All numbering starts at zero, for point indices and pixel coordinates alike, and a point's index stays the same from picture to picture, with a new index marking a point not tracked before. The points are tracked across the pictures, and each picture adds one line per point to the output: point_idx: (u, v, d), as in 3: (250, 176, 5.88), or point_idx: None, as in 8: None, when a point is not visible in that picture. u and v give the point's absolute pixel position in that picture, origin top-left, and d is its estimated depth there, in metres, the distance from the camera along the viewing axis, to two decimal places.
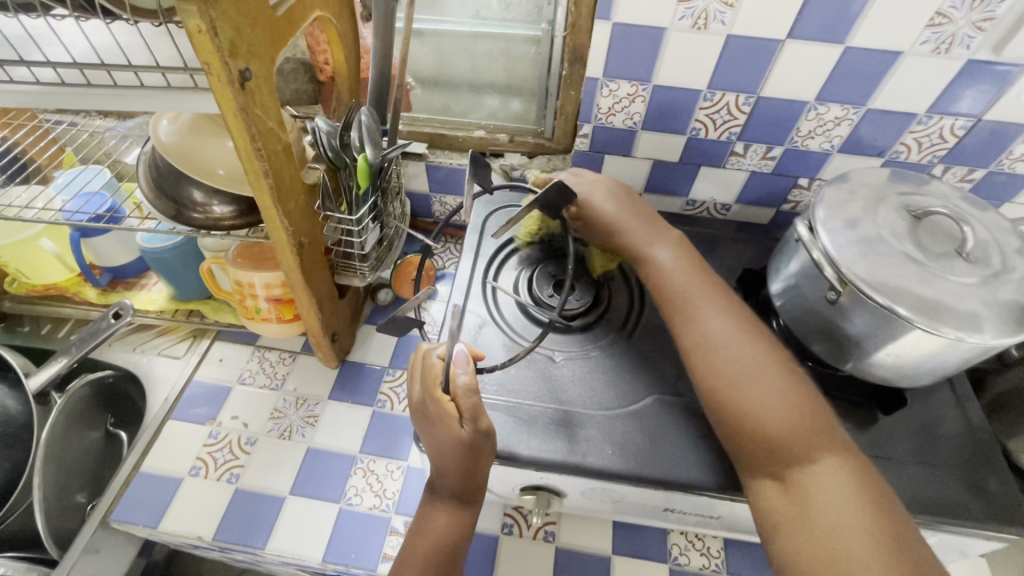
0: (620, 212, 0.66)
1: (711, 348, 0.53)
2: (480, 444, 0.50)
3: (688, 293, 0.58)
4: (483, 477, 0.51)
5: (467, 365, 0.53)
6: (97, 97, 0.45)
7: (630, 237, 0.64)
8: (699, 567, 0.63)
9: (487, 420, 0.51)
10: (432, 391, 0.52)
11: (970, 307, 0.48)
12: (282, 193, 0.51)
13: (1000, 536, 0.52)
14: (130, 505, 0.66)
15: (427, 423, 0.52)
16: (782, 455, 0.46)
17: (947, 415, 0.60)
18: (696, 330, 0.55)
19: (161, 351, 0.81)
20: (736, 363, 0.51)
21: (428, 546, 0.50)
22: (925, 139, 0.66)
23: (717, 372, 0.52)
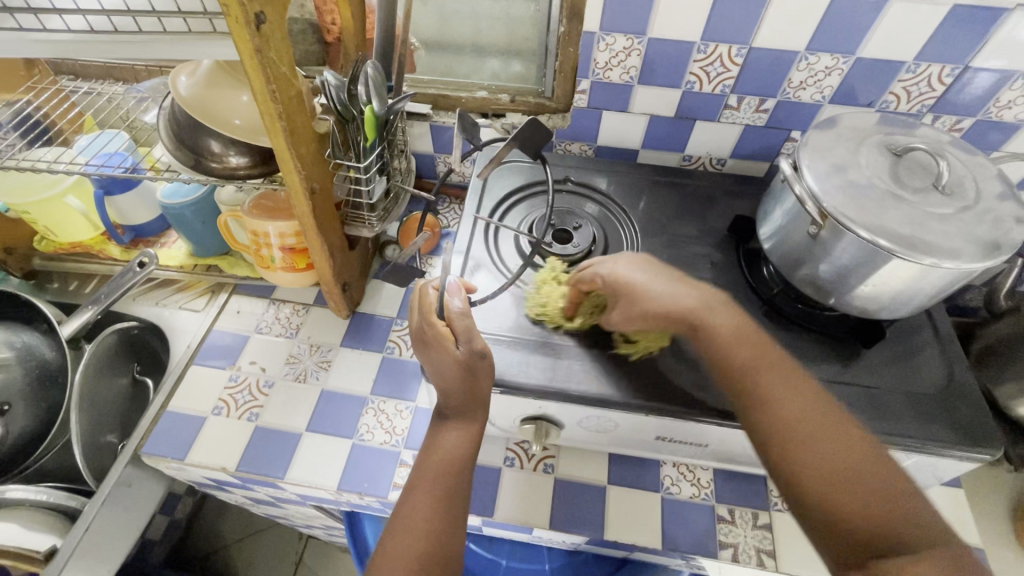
0: (705, 306, 0.55)
1: (790, 425, 0.48)
2: (476, 362, 0.54)
3: (755, 354, 0.53)
4: (482, 393, 0.55)
5: (459, 293, 0.57)
6: (124, 44, 0.49)
7: (735, 352, 0.53)
8: (689, 496, 0.67)
9: (481, 341, 0.55)
10: (428, 319, 0.56)
11: (944, 236, 0.50)
12: (295, 137, 0.54)
13: (970, 456, 0.56)
14: (159, 439, 0.71)
15: (425, 350, 0.56)
16: (783, 434, 0.48)
17: (926, 349, 0.63)
18: (793, 451, 0.47)
19: (181, 305, 0.85)
20: (790, 430, 0.48)
21: (438, 462, 0.54)
22: (913, 87, 0.68)
23: (789, 449, 0.47)
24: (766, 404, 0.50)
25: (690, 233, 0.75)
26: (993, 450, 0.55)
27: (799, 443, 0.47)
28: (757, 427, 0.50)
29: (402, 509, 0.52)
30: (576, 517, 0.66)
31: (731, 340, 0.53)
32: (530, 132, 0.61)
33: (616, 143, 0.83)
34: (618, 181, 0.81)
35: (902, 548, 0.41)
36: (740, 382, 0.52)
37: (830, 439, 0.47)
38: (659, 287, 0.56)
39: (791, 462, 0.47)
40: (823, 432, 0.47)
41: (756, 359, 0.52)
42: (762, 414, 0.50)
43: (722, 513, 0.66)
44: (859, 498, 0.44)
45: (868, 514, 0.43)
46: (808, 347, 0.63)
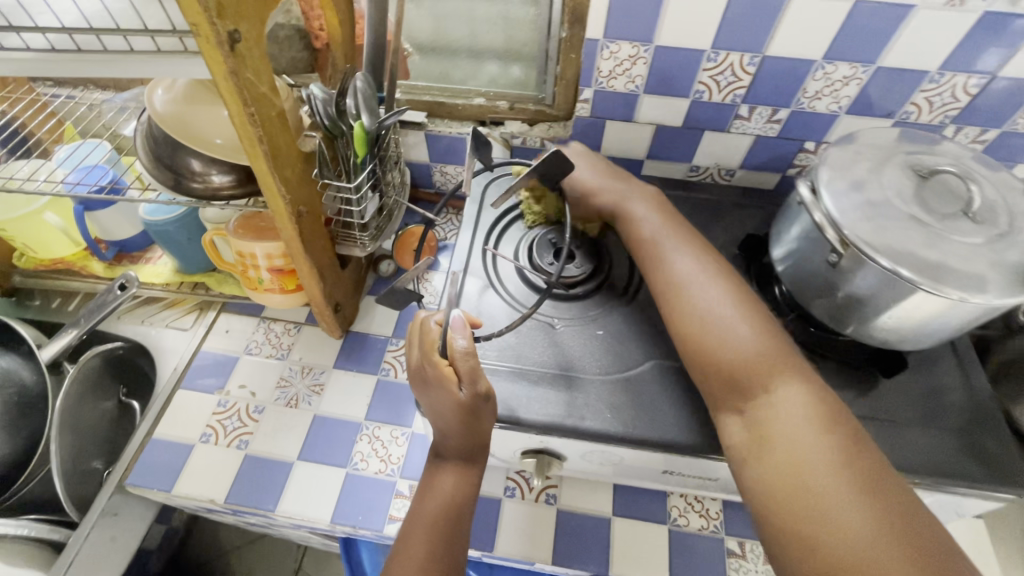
0: (628, 199, 0.65)
1: (677, 281, 0.57)
2: (480, 404, 0.51)
3: (657, 228, 0.62)
4: (484, 435, 0.52)
5: (464, 330, 0.53)
6: (89, 63, 0.45)
7: (641, 229, 0.62)
8: (697, 528, 0.65)
9: (485, 381, 0.52)
10: (429, 357, 0.53)
11: (975, 268, 0.47)
12: (278, 160, 0.51)
13: (997, 495, 0.53)
14: (144, 470, 0.68)
15: (426, 388, 0.53)
16: (672, 292, 0.56)
17: (948, 378, 0.60)
18: (686, 298, 0.55)
19: (168, 323, 0.82)
20: (684, 284, 0.56)
21: (436, 507, 0.51)
22: (936, 98, 0.64)
23: (677, 300, 0.55)
24: (659, 266, 0.59)
25: None
26: (1021, 490, 0.52)
27: (683, 298, 0.55)
28: (656, 285, 0.58)
29: (396, 560, 0.49)
30: (579, 551, 0.63)
31: (643, 219, 0.63)
32: (549, 166, 0.58)
33: (620, 153, 0.80)
34: None
35: (761, 377, 0.48)
36: (646, 254, 0.60)
37: (710, 289, 0.55)
38: (621, 190, 0.66)
39: (679, 312, 0.55)
40: (711, 284, 0.55)
41: (662, 233, 0.61)
42: (660, 273, 0.58)
43: (732, 546, 0.63)
44: (740, 334, 0.51)
45: (740, 352, 0.50)
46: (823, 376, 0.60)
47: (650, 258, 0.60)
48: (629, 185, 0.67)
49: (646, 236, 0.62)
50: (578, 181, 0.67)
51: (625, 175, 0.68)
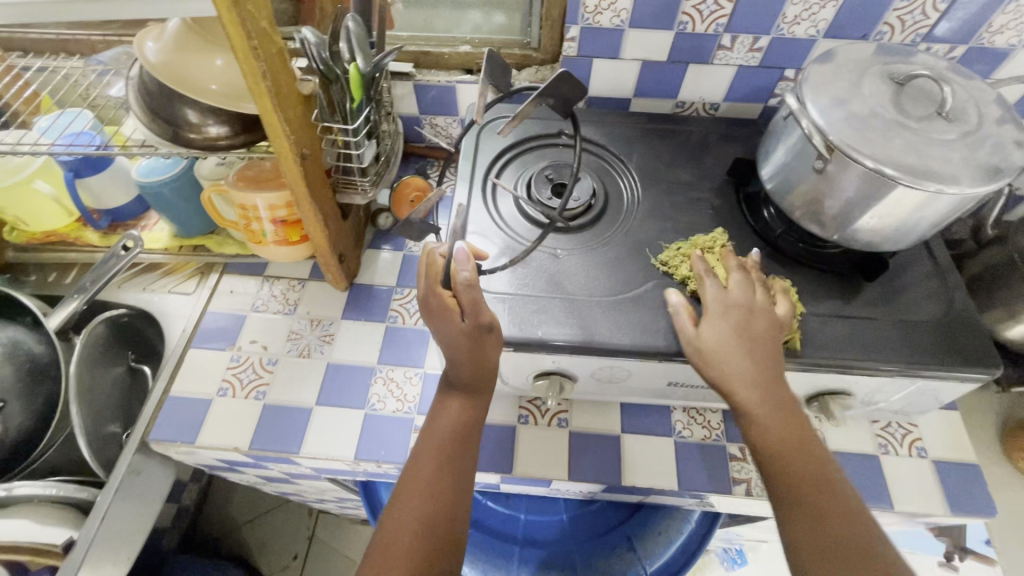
0: (768, 412, 0.53)
1: (795, 506, 0.49)
2: (484, 334, 0.54)
3: (783, 432, 0.53)
4: (491, 366, 0.55)
5: (467, 262, 0.55)
6: None
7: (771, 426, 0.53)
8: (701, 438, 0.69)
9: (488, 315, 0.55)
10: (435, 288, 0.56)
11: (948, 162, 0.51)
12: (281, 99, 0.51)
13: (971, 376, 0.58)
14: (165, 425, 0.70)
15: (432, 318, 0.56)
16: (792, 507, 0.50)
17: (924, 277, 0.65)
18: (796, 522, 0.49)
19: (170, 289, 0.82)
20: (796, 506, 0.49)
21: (443, 431, 0.55)
22: (907, 17, 0.67)
23: (795, 537, 0.48)
24: (774, 462, 0.52)
25: (689, 180, 0.74)
26: (992, 368, 0.57)
27: (795, 523, 0.49)
28: (781, 503, 0.51)
29: (405, 478, 0.52)
30: (592, 466, 0.67)
31: (764, 411, 0.53)
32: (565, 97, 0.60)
33: (607, 93, 0.81)
34: (612, 131, 0.79)
35: None
36: (766, 459, 0.53)
37: (823, 524, 0.48)
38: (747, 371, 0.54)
39: (791, 529, 0.49)
40: (818, 505, 0.49)
41: (790, 449, 0.52)
42: (775, 478, 0.52)
43: (733, 451, 0.68)
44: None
45: None
46: (811, 284, 0.64)
47: (776, 454, 0.52)
48: (752, 354, 0.55)
49: (775, 422, 0.53)
50: (702, 333, 0.56)
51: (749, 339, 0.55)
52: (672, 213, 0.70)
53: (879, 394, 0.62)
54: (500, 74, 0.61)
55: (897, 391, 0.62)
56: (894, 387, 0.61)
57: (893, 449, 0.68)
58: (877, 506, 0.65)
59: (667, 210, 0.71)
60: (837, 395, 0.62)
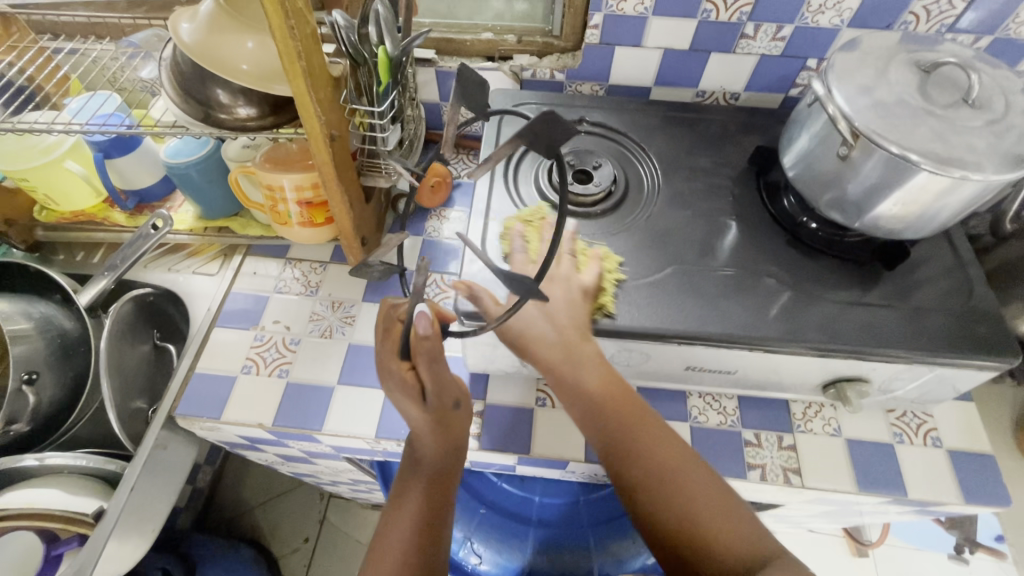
0: (570, 364, 0.58)
1: (615, 437, 0.57)
2: (450, 410, 0.57)
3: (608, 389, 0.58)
4: (456, 443, 0.57)
5: (428, 324, 0.54)
6: None
7: (584, 378, 0.58)
8: (717, 424, 0.70)
9: (453, 390, 0.57)
10: (393, 358, 0.56)
11: (973, 148, 0.51)
12: (313, 80, 0.52)
13: (990, 364, 0.58)
14: (191, 401, 0.71)
15: (393, 392, 0.56)
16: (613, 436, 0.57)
17: (944, 267, 0.65)
18: (622, 445, 0.57)
19: (194, 270, 0.84)
20: (617, 436, 0.57)
21: (414, 511, 0.55)
22: (933, 6, 0.67)
23: (620, 456, 0.57)
24: (597, 407, 0.58)
25: (708, 168, 0.75)
26: (1012, 357, 0.58)
27: (620, 449, 0.57)
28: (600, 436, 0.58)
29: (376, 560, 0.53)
30: None
31: (578, 371, 0.58)
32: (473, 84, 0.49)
33: (628, 81, 0.82)
34: (632, 119, 0.79)
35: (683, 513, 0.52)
36: (590, 408, 0.58)
37: (645, 442, 0.57)
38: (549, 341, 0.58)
39: (618, 449, 0.57)
40: (634, 425, 0.57)
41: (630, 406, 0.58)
42: (600, 415, 0.58)
43: (749, 437, 0.69)
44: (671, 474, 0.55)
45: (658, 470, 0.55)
46: (830, 272, 0.64)
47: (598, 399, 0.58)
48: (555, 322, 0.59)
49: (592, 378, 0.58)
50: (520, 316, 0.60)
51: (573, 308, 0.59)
52: (692, 200, 0.71)
53: (895, 382, 0.63)
54: (475, 90, 0.49)
55: (914, 379, 0.62)
56: (912, 375, 0.61)
57: (908, 438, 0.69)
58: (892, 494, 0.65)
59: (687, 197, 0.71)
60: (854, 382, 0.63)
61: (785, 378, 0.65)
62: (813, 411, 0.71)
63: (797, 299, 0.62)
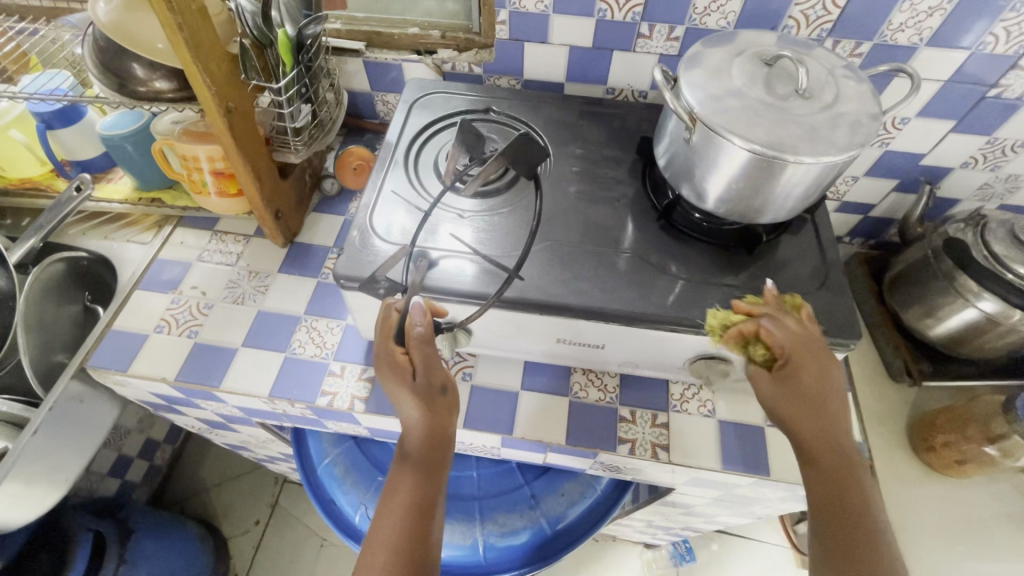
0: (821, 410, 0.55)
1: (840, 491, 0.54)
2: (437, 394, 0.60)
3: (844, 452, 0.55)
4: (443, 427, 0.60)
5: (422, 315, 0.58)
6: None
7: (813, 432, 0.56)
8: (595, 399, 0.73)
9: (438, 376, 0.60)
10: (387, 343, 0.60)
11: (800, 137, 0.55)
12: (202, 53, 0.58)
13: (834, 344, 0.61)
14: (104, 354, 0.76)
15: (392, 380, 0.59)
16: (841, 483, 0.54)
17: (809, 254, 0.68)
18: (841, 502, 0.53)
19: (129, 239, 0.89)
20: (855, 492, 0.54)
21: (405, 498, 0.56)
22: (810, 11, 0.72)
23: (840, 513, 0.53)
24: (836, 459, 0.55)
25: (605, 158, 0.79)
26: (852, 338, 0.61)
27: (847, 507, 0.53)
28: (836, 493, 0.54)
29: (372, 536, 0.55)
30: (489, 417, 0.72)
31: (827, 427, 0.55)
32: (522, 146, 0.67)
33: (541, 76, 0.87)
34: (540, 110, 0.84)
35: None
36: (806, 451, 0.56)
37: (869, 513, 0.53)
38: (821, 375, 0.56)
39: (849, 504, 0.53)
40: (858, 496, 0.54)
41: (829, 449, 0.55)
42: (831, 470, 0.55)
43: (624, 413, 0.72)
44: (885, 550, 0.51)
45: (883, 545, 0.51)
46: (700, 255, 0.68)
47: (841, 458, 0.55)
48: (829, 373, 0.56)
49: (830, 432, 0.55)
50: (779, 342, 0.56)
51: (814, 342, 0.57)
52: (583, 186, 0.75)
53: None
54: (473, 140, 0.73)
55: None
56: None
57: None
58: (754, 473, 0.68)
59: (579, 183, 0.75)
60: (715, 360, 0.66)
61: (653, 356, 0.68)
62: (689, 392, 0.74)
63: (666, 280, 0.65)
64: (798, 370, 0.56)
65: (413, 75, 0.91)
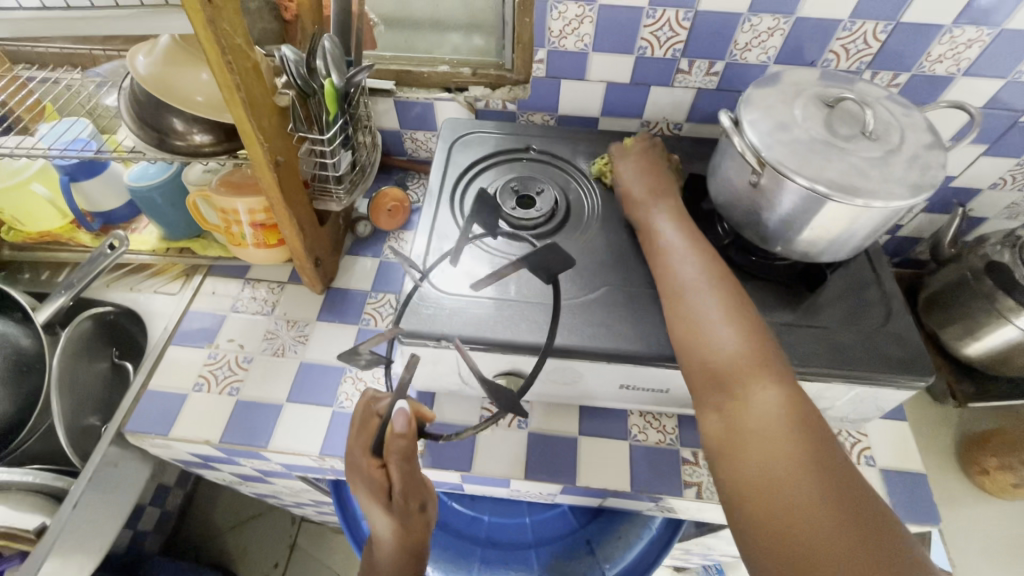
0: (700, 308, 0.54)
1: (734, 382, 0.49)
2: (412, 512, 0.58)
3: (737, 351, 0.50)
4: (415, 546, 0.58)
5: (404, 429, 0.57)
6: (92, 22, 0.51)
7: (718, 333, 0.52)
8: (656, 442, 0.71)
9: (415, 495, 0.58)
10: (364, 453, 0.58)
11: (870, 177, 0.55)
12: (255, 109, 0.56)
13: (906, 382, 0.60)
14: (142, 417, 0.73)
15: (365, 494, 0.57)
16: (727, 378, 0.49)
17: (866, 288, 0.68)
18: (741, 407, 0.47)
19: (156, 289, 0.86)
20: (738, 375, 0.49)
21: None
22: (851, 45, 0.72)
23: (738, 413, 0.47)
24: (729, 347, 0.50)
25: None
26: (923, 375, 0.60)
27: (740, 406, 0.47)
28: (733, 394, 0.48)
29: None
30: (549, 466, 0.70)
31: (705, 309, 0.54)
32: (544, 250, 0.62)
33: (576, 112, 0.86)
34: (579, 147, 0.83)
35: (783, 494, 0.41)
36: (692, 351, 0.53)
37: (771, 418, 0.45)
38: (692, 278, 0.57)
39: (741, 404, 0.47)
40: (777, 401, 0.46)
41: (705, 278, 0.57)
42: (724, 367, 0.50)
43: (687, 455, 0.70)
44: (780, 447, 0.43)
45: (782, 443, 0.43)
46: (759, 293, 0.67)
47: (742, 350, 0.50)
48: (697, 276, 0.57)
49: (731, 334, 0.51)
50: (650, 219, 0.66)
51: (667, 189, 0.70)
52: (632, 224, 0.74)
53: (821, 400, 0.65)
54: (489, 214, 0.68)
55: (840, 397, 0.64)
56: (836, 393, 0.64)
57: None
58: None
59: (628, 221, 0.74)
60: None
61: None
62: None
63: None
64: (672, 287, 0.58)
65: (444, 113, 0.90)
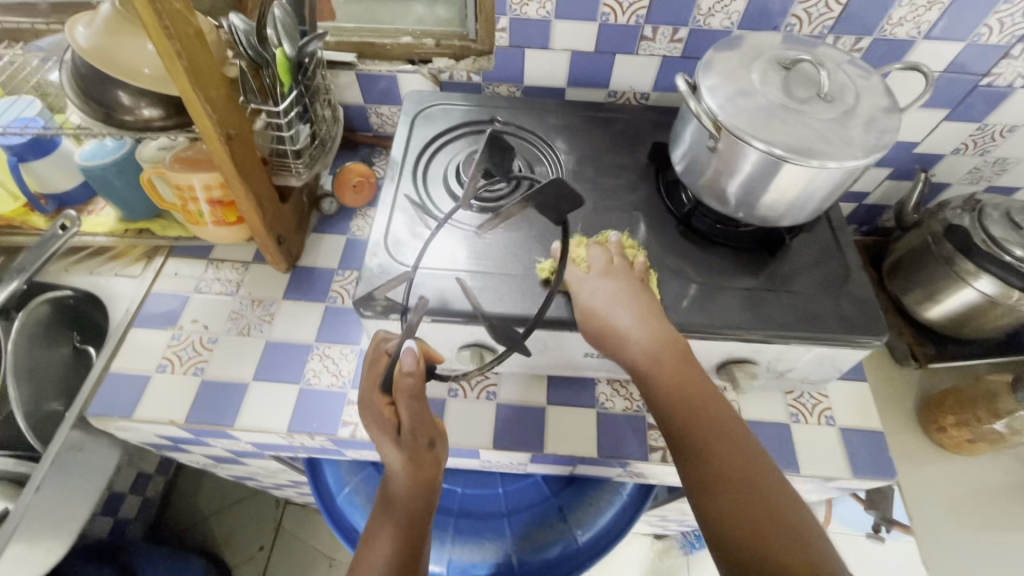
0: (704, 436, 0.53)
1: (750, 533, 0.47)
2: (424, 448, 0.59)
3: (741, 484, 0.50)
4: (427, 479, 0.59)
5: (413, 361, 0.55)
6: None
7: (727, 468, 0.51)
8: (623, 409, 0.72)
9: (425, 433, 0.59)
10: (374, 393, 0.58)
11: (824, 138, 0.55)
12: (199, 79, 0.54)
13: (862, 342, 0.62)
14: (105, 400, 0.72)
15: (377, 435, 0.58)
16: (746, 518, 0.48)
17: (826, 251, 0.69)
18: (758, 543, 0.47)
19: (116, 273, 0.84)
20: (758, 513, 0.48)
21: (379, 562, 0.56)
22: (813, 9, 0.72)
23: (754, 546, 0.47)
24: (742, 483, 0.50)
25: (616, 163, 0.78)
26: (878, 334, 0.61)
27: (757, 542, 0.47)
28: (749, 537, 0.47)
29: None
30: (517, 436, 0.70)
31: (707, 429, 0.53)
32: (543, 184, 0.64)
33: (542, 82, 0.85)
34: (545, 118, 0.82)
35: None
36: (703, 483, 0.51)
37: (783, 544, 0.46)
38: (691, 401, 0.55)
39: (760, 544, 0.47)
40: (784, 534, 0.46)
41: (736, 470, 0.51)
42: (739, 501, 0.49)
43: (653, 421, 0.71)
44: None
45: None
46: (721, 259, 0.68)
47: (748, 485, 0.50)
48: (696, 400, 0.55)
49: (732, 465, 0.51)
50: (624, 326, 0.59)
51: (653, 309, 0.59)
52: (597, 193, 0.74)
53: (781, 362, 0.66)
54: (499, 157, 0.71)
55: (799, 359, 0.66)
56: (795, 355, 0.65)
57: (803, 417, 0.72)
58: (785, 470, 0.69)
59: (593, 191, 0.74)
60: (743, 363, 0.66)
61: None
62: None
63: (700, 290, 0.65)
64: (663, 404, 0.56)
65: (408, 85, 0.88)
